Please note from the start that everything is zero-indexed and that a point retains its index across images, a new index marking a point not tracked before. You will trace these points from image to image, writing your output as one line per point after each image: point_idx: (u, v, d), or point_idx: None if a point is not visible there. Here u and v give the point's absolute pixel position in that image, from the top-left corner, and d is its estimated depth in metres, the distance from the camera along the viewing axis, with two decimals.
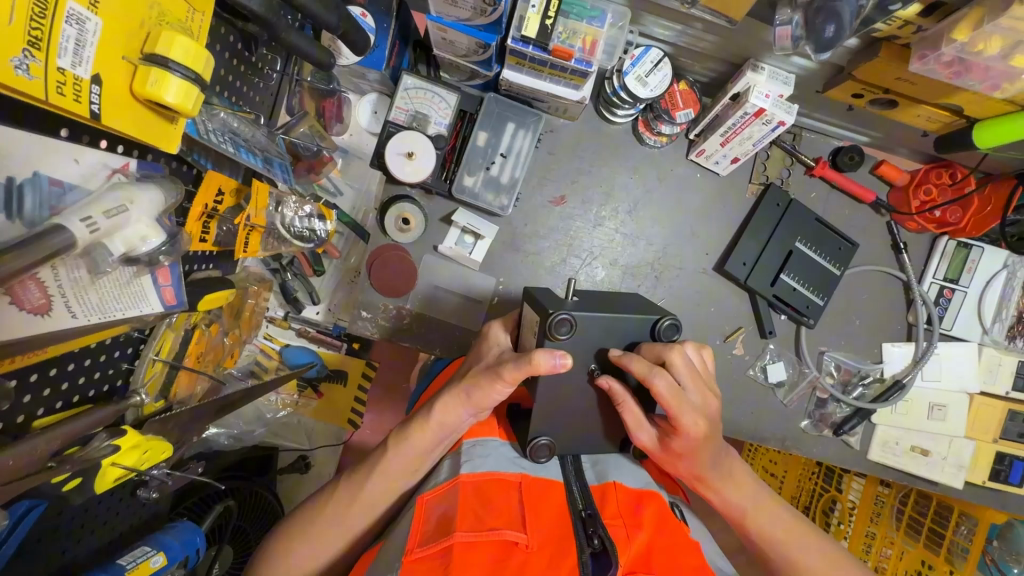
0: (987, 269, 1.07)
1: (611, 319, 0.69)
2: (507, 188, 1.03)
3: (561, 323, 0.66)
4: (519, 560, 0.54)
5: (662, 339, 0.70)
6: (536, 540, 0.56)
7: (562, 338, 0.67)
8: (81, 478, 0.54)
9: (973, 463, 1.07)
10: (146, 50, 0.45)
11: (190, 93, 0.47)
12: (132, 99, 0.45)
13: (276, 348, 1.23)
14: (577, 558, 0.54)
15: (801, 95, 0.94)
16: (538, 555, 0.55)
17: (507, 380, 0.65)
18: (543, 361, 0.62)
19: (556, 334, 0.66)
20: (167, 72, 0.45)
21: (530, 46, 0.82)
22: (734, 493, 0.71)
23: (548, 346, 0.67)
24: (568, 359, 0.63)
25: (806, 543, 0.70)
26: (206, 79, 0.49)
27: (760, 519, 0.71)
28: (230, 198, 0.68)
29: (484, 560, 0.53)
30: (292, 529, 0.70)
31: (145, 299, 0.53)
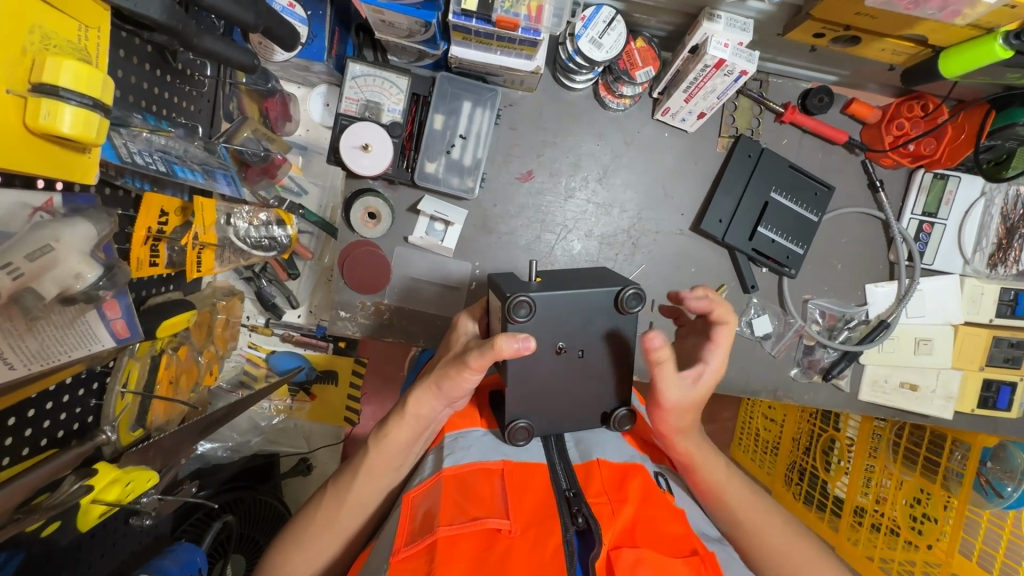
0: (964, 199, 1.05)
1: (573, 295, 0.68)
2: (470, 170, 1.00)
3: (520, 305, 0.64)
4: (504, 547, 0.54)
5: (626, 308, 0.69)
6: (519, 524, 0.57)
7: (521, 321, 0.65)
8: (60, 521, 0.57)
9: (962, 394, 1.10)
10: (33, 80, 0.42)
11: (90, 121, 0.45)
12: (27, 135, 0.43)
13: (263, 356, 1.23)
14: (562, 537, 0.54)
15: (762, 40, 0.90)
16: (521, 539, 0.55)
17: (474, 367, 0.63)
18: (505, 346, 0.60)
19: (516, 318, 0.65)
20: (59, 101, 0.43)
21: (473, 19, 0.79)
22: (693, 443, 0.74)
23: (510, 329, 0.66)
24: (532, 340, 0.60)
25: (754, 499, 0.74)
26: (107, 102, 0.47)
27: (710, 469, 0.75)
28: (176, 217, 0.65)
29: (467, 550, 0.53)
30: (285, 539, 0.70)
31: (94, 337, 0.54)
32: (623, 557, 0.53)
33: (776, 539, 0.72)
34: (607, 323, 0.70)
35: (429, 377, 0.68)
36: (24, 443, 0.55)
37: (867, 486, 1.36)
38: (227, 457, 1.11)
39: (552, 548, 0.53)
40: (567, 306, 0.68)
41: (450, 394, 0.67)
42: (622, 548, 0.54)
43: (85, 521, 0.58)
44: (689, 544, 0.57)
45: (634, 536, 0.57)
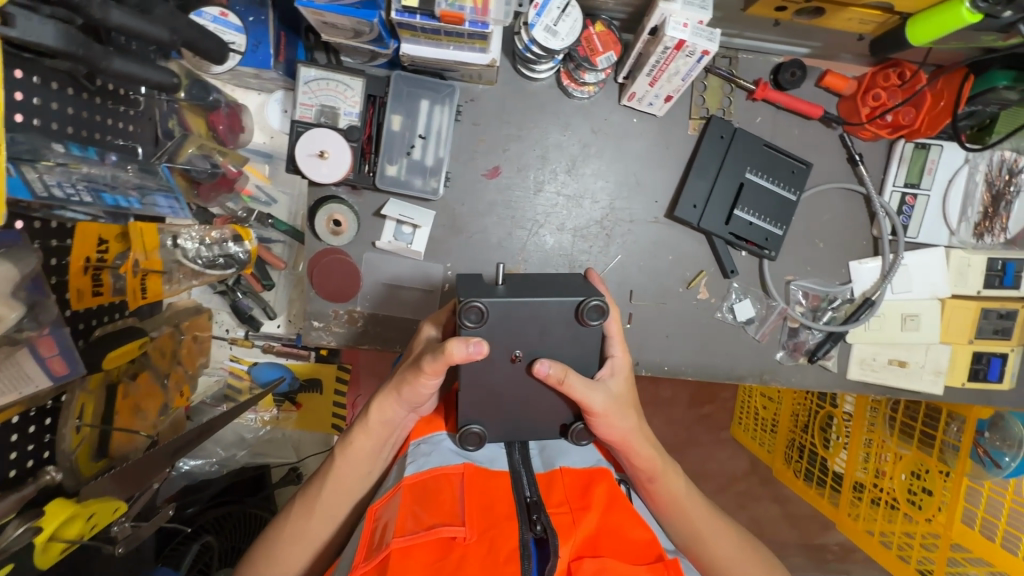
0: (947, 168, 1.02)
1: (533, 302, 0.65)
2: (433, 170, 0.97)
3: (471, 310, 0.63)
4: (459, 555, 0.53)
5: (589, 321, 0.66)
6: (475, 530, 0.55)
7: (472, 327, 0.64)
8: (13, 563, 0.55)
9: (952, 366, 1.08)
10: None
11: None
12: None
13: (245, 368, 1.22)
14: (518, 540, 0.54)
15: (725, 17, 0.86)
16: (476, 547, 0.53)
17: (428, 371, 0.61)
18: (456, 350, 0.58)
19: (466, 324, 0.63)
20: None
21: (417, 16, 0.76)
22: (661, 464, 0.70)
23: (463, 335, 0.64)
24: (485, 344, 0.59)
25: (713, 519, 0.73)
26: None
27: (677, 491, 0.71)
28: (116, 244, 0.65)
29: (421, 560, 0.52)
30: (255, 554, 0.70)
31: (29, 379, 0.56)
32: (584, 568, 0.51)
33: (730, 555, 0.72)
34: (568, 329, 0.67)
35: (391, 382, 0.66)
36: None
37: (866, 461, 1.35)
38: (213, 472, 1.15)
39: (508, 551, 0.53)
40: (528, 313, 0.66)
41: (411, 399, 0.65)
42: (584, 558, 0.53)
43: (44, 560, 0.58)
44: (654, 549, 0.56)
45: (597, 545, 0.55)
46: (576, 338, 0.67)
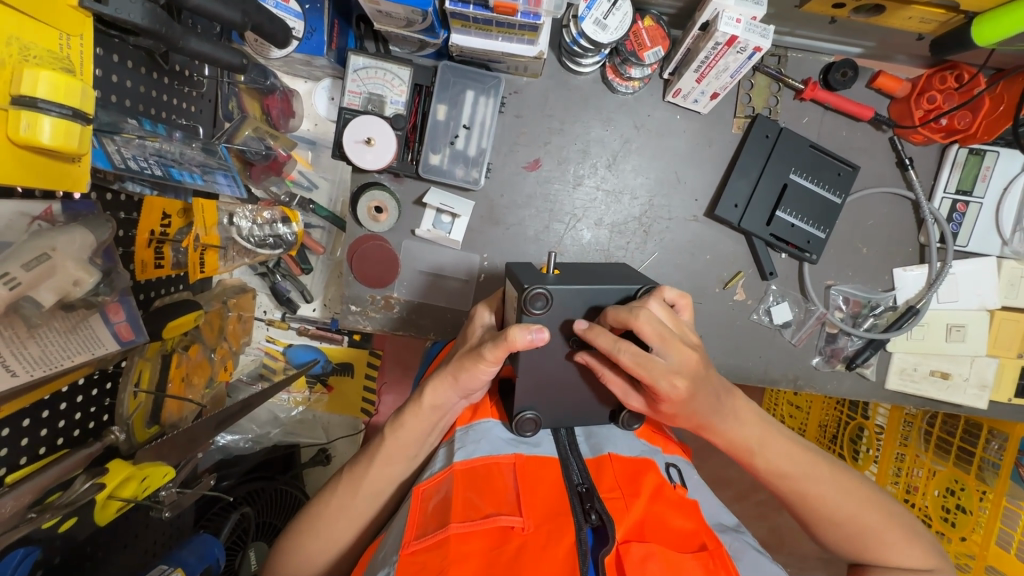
0: (1003, 175, 0.99)
1: (589, 290, 0.65)
2: (475, 160, 0.99)
3: (536, 298, 0.63)
4: (517, 544, 0.53)
5: None
6: (532, 521, 0.56)
7: (538, 313, 0.64)
8: (76, 516, 0.57)
9: (998, 381, 1.04)
10: (12, 91, 0.42)
11: (69, 132, 0.45)
12: (14, 149, 0.43)
13: (280, 349, 1.25)
14: (575, 536, 0.54)
15: (779, 13, 0.85)
16: (535, 535, 0.54)
17: (490, 360, 0.61)
18: (519, 337, 0.59)
19: (533, 310, 0.63)
20: (36, 113, 0.43)
21: (470, 5, 0.77)
22: (741, 427, 0.69)
23: (526, 321, 0.64)
24: (546, 332, 0.60)
25: (818, 473, 0.69)
26: (89, 110, 0.47)
27: (767, 455, 0.69)
28: (178, 219, 0.68)
29: (479, 548, 0.53)
30: (299, 525, 0.71)
31: (99, 341, 0.58)
32: (633, 552, 0.52)
33: (845, 513, 0.68)
34: None
35: (448, 368, 0.66)
36: (21, 453, 0.56)
37: (897, 475, 1.31)
38: (248, 448, 1.15)
39: (565, 548, 0.53)
40: (576, 305, 0.66)
41: (467, 386, 0.65)
42: (632, 542, 0.53)
43: (102, 516, 0.61)
44: (698, 539, 0.55)
45: (642, 533, 0.56)
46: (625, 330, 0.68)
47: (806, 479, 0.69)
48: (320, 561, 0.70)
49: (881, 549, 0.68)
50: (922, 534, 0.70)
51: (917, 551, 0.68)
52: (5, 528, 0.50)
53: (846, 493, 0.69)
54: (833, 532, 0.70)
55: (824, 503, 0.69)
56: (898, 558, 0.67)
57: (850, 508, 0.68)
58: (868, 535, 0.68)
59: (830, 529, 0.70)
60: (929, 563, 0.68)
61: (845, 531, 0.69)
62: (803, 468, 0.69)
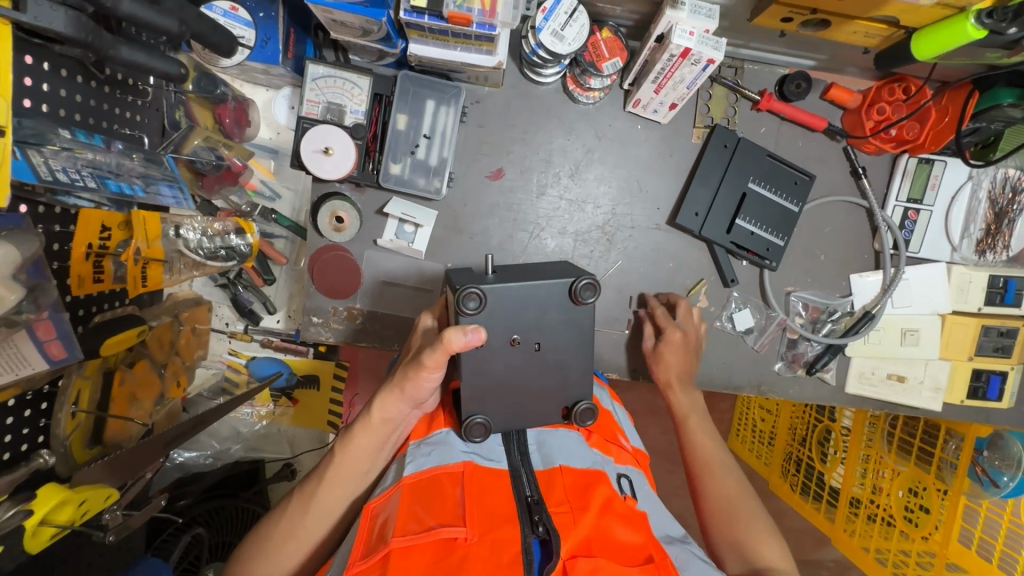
0: (951, 184, 1.02)
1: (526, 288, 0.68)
2: (436, 170, 0.97)
3: (469, 297, 0.65)
4: (460, 556, 0.52)
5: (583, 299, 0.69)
6: (476, 531, 0.55)
7: (472, 313, 0.66)
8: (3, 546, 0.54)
9: (951, 384, 1.06)
10: None
11: None
12: None
13: (243, 363, 1.23)
14: (521, 544, 0.54)
15: (731, 27, 0.87)
16: (478, 546, 0.53)
17: (430, 365, 0.60)
18: (454, 338, 0.58)
19: (467, 310, 0.66)
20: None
21: (425, 16, 0.76)
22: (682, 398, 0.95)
23: (463, 322, 0.66)
24: (483, 331, 0.60)
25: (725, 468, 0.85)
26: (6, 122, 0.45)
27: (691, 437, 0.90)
28: (119, 232, 0.65)
29: (422, 562, 0.52)
30: (250, 546, 0.67)
31: (27, 361, 0.55)
32: (578, 568, 0.52)
33: (729, 489, 0.82)
34: (560, 312, 0.70)
35: (394, 379, 0.65)
36: None
37: (863, 477, 1.33)
38: (208, 465, 1.15)
39: (511, 556, 0.53)
40: (513, 305, 0.69)
41: (414, 395, 0.65)
42: (579, 557, 0.54)
43: (36, 543, 0.58)
44: (645, 552, 0.56)
45: (590, 548, 0.56)
46: (569, 320, 0.71)
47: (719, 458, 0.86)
48: None
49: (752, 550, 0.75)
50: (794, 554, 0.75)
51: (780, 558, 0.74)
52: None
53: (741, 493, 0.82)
54: (712, 503, 0.82)
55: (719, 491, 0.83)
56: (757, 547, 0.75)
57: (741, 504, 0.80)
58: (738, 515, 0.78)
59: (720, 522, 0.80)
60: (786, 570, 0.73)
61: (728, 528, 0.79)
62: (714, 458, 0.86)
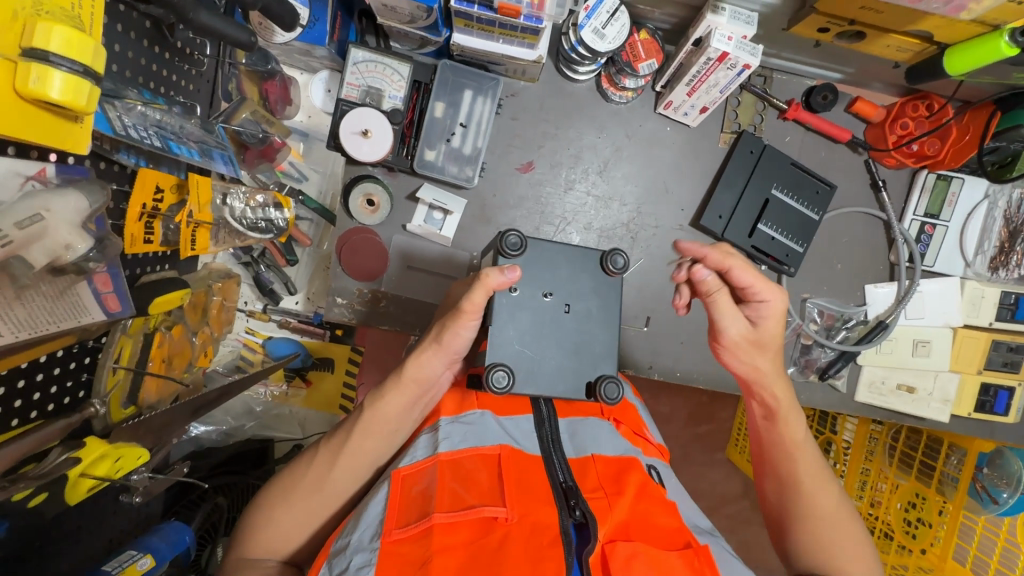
0: (967, 201, 1.05)
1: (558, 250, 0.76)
2: (470, 159, 1.00)
3: (511, 239, 0.72)
4: (500, 535, 0.54)
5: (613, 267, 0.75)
6: (516, 512, 0.57)
7: (512, 256, 0.72)
8: (46, 493, 0.55)
9: (959, 397, 1.08)
10: (25, 45, 0.42)
11: (80, 88, 0.44)
12: (20, 101, 0.43)
13: (259, 342, 1.22)
14: (559, 526, 0.55)
15: (767, 35, 0.89)
16: (518, 527, 0.55)
17: (468, 311, 0.63)
18: (493, 277, 0.62)
19: (508, 249, 0.72)
20: (48, 67, 0.42)
21: (475, 5, 0.79)
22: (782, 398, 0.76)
23: (501, 262, 0.73)
24: (518, 271, 0.64)
25: (823, 473, 0.76)
26: (99, 71, 0.47)
27: (791, 435, 0.77)
28: (171, 195, 0.66)
29: (463, 539, 0.54)
30: (273, 498, 0.68)
31: (85, 309, 0.53)
32: (619, 551, 0.54)
33: (829, 511, 0.74)
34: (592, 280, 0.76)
35: (429, 335, 0.68)
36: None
37: (862, 489, 1.36)
38: (220, 441, 1.13)
39: (550, 536, 0.54)
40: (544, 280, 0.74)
41: (450, 349, 0.67)
42: (618, 542, 0.55)
43: (73, 494, 0.58)
44: (682, 536, 0.59)
45: (628, 531, 0.58)
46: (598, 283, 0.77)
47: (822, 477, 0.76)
48: (294, 538, 0.67)
49: (843, 565, 0.72)
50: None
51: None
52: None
53: (838, 501, 0.75)
54: (817, 532, 0.74)
55: (815, 500, 0.74)
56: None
57: (834, 510, 0.75)
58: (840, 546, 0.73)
59: (807, 528, 0.74)
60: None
61: (819, 536, 0.73)
62: (812, 469, 0.76)
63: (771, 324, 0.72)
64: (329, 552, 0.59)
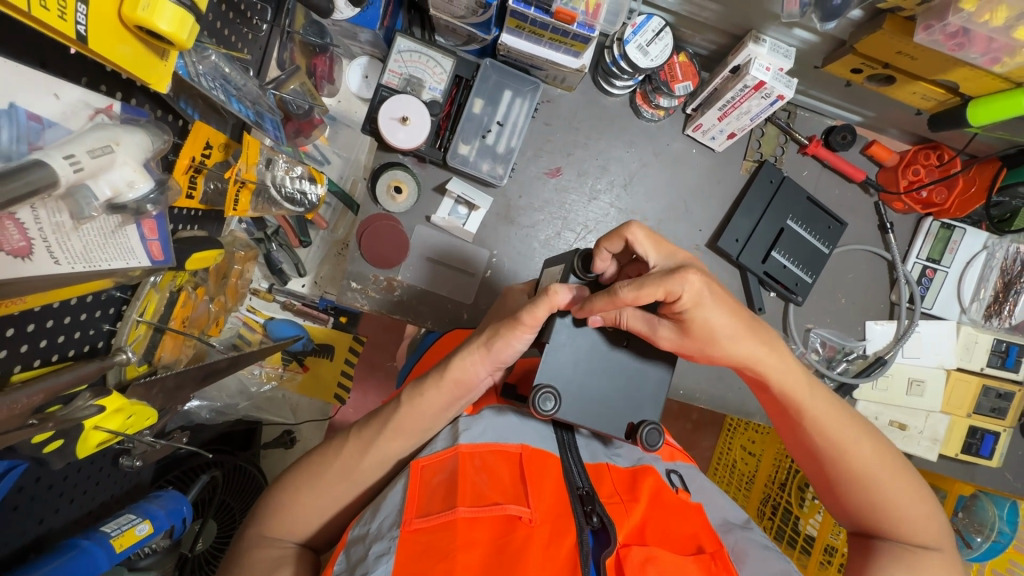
0: (967, 250, 1.11)
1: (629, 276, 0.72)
2: (502, 158, 1.01)
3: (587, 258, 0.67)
4: (523, 535, 0.52)
5: None
6: (540, 513, 0.54)
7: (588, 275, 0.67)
8: (62, 440, 0.52)
9: (947, 437, 1.11)
10: None
11: (185, 22, 0.44)
12: (123, 27, 0.43)
13: (260, 322, 1.15)
14: (577, 538, 0.52)
15: (799, 71, 0.94)
16: (540, 530, 0.53)
17: (527, 324, 0.62)
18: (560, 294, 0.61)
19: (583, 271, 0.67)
20: None
21: (532, 7, 0.81)
22: (784, 365, 0.60)
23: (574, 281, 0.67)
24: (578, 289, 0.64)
25: (855, 424, 0.62)
26: (200, 9, 0.47)
27: (811, 400, 0.61)
28: (218, 153, 0.65)
29: (485, 536, 0.52)
30: (298, 481, 0.66)
31: (133, 252, 0.51)
32: (632, 555, 0.51)
33: (863, 464, 0.61)
34: None
35: (478, 339, 0.65)
36: (17, 360, 0.50)
37: None
38: (211, 419, 1.00)
39: (567, 549, 0.51)
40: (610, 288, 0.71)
41: (498, 357, 0.65)
42: (632, 546, 0.52)
43: (83, 447, 0.54)
44: (694, 542, 0.56)
45: (644, 536, 0.55)
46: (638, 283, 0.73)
47: (842, 426, 0.61)
48: (313, 523, 0.65)
49: (902, 523, 0.60)
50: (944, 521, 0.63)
51: (935, 533, 0.61)
52: (11, 427, 0.46)
53: (881, 451, 0.61)
54: (854, 492, 0.61)
55: (857, 459, 0.61)
56: (916, 537, 0.60)
57: (874, 463, 0.61)
58: (894, 505, 0.60)
59: (856, 489, 0.61)
60: (944, 549, 0.61)
61: (869, 496, 0.61)
62: (840, 426, 0.61)
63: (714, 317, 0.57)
64: (347, 540, 0.56)
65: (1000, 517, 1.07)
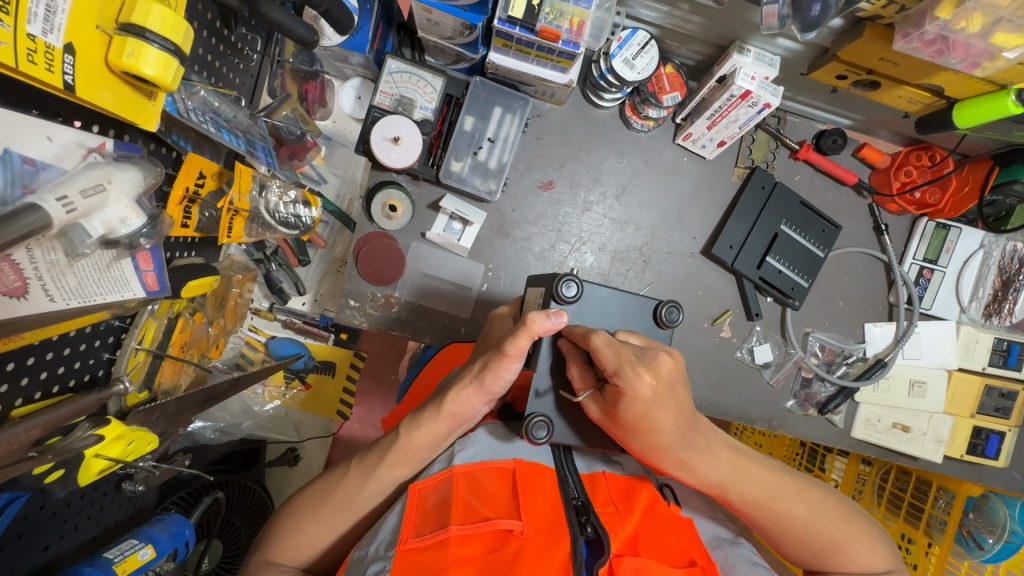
0: (963, 250, 1.10)
1: (615, 291, 0.73)
2: (495, 173, 1.03)
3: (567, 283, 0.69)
4: (515, 548, 0.52)
5: (665, 322, 0.72)
6: (531, 525, 0.55)
7: (569, 298, 0.69)
8: (63, 470, 0.54)
9: (952, 438, 1.10)
10: (122, 20, 0.45)
11: (169, 65, 0.46)
12: (110, 72, 0.45)
13: (262, 341, 1.17)
14: (570, 549, 0.52)
15: (786, 78, 0.95)
16: (533, 540, 0.53)
17: (512, 355, 0.61)
18: (539, 323, 0.60)
19: (563, 296, 0.69)
20: (144, 43, 0.45)
21: (516, 27, 0.82)
22: (709, 463, 0.64)
23: (553, 306, 0.70)
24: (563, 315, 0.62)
25: (785, 490, 0.67)
26: (185, 51, 0.49)
27: (741, 485, 0.65)
28: (212, 182, 0.67)
29: (476, 552, 0.52)
30: (301, 507, 0.67)
31: (127, 283, 0.53)
32: (625, 567, 0.52)
33: (799, 524, 0.66)
34: (638, 322, 0.73)
35: (470, 371, 0.64)
36: (18, 394, 0.52)
37: None
38: (214, 439, 1.00)
39: (560, 558, 0.52)
40: (601, 302, 0.72)
41: (490, 389, 0.64)
42: (625, 556, 0.53)
43: (84, 476, 0.56)
44: (687, 555, 0.56)
45: (637, 547, 0.56)
46: (630, 298, 0.73)
47: (772, 499, 0.66)
48: (313, 550, 0.66)
49: (848, 561, 0.67)
50: (885, 539, 0.70)
51: (879, 557, 0.68)
52: (8, 462, 0.47)
53: (813, 506, 0.67)
54: (799, 547, 0.68)
55: (793, 521, 0.66)
56: (865, 565, 0.67)
57: (808, 519, 0.66)
58: (838, 548, 0.66)
59: (800, 545, 0.68)
60: (890, 566, 0.68)
61: (814, 548, 0.67)
62: (773, 501, 0.66)
63: (627, 410, 0.60)
64: (348, 563, 0.57)
65: (1011, 517, 1.09)
